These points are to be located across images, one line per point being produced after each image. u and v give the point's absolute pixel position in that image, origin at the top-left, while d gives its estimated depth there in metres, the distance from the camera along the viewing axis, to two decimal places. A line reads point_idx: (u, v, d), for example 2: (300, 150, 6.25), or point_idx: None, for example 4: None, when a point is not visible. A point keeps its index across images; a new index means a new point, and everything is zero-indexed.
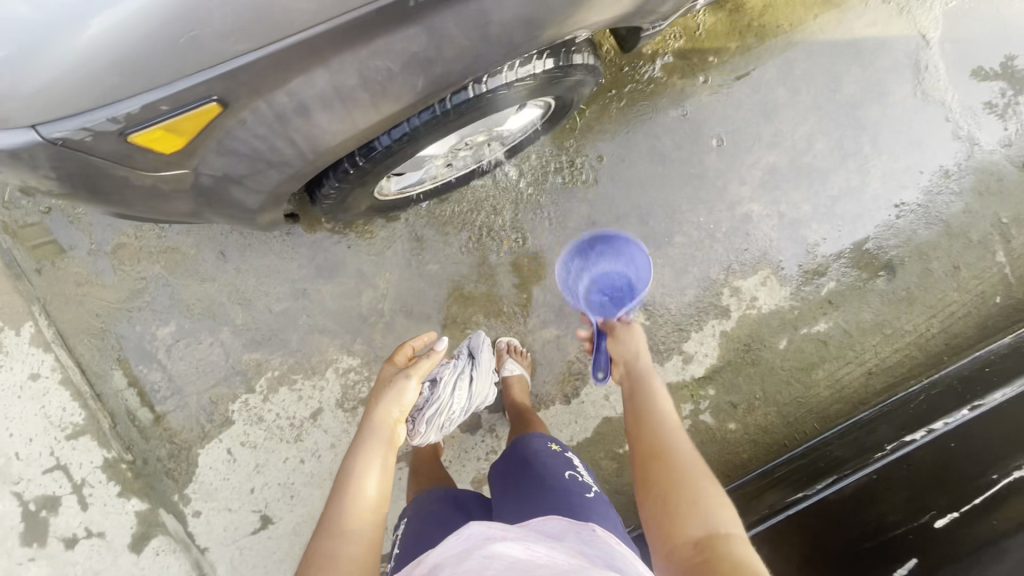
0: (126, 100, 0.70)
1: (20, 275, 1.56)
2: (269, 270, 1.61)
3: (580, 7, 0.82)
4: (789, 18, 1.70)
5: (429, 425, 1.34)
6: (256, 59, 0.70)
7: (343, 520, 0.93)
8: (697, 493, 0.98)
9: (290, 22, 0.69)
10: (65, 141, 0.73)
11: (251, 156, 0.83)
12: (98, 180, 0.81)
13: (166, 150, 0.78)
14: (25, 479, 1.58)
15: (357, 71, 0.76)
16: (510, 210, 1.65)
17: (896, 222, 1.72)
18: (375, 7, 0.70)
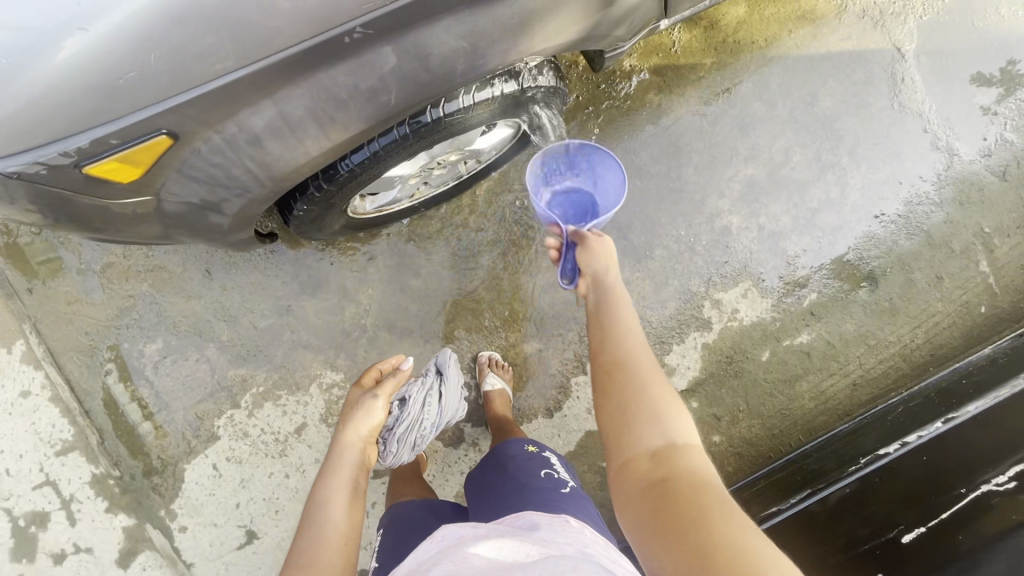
0: (77, 135, 0.72)
1: (11, 294, 1.59)
2: (254, 287, 1.64)
3: (525, 35, 0.84)
4: (764, 34, 1.72)
5: (402, 442, 1.31)
6: (198, 95, 0.73)
7: (314, 551, 0.90)
8: (654, 401, 0.87)
9: (230, 60, 0.71)
10: (20, 174, 0.75)
11: (211, 182, 0.86)
12: (62, 209, 0.84)
13: (124, 179, 0.80)
14: (15, 495, 1.61)
15: (305, 100, 0.79)
16: (492, 225, 1.68)
17: (877, 233, 1.73)
18: (316, 41, 0.73)
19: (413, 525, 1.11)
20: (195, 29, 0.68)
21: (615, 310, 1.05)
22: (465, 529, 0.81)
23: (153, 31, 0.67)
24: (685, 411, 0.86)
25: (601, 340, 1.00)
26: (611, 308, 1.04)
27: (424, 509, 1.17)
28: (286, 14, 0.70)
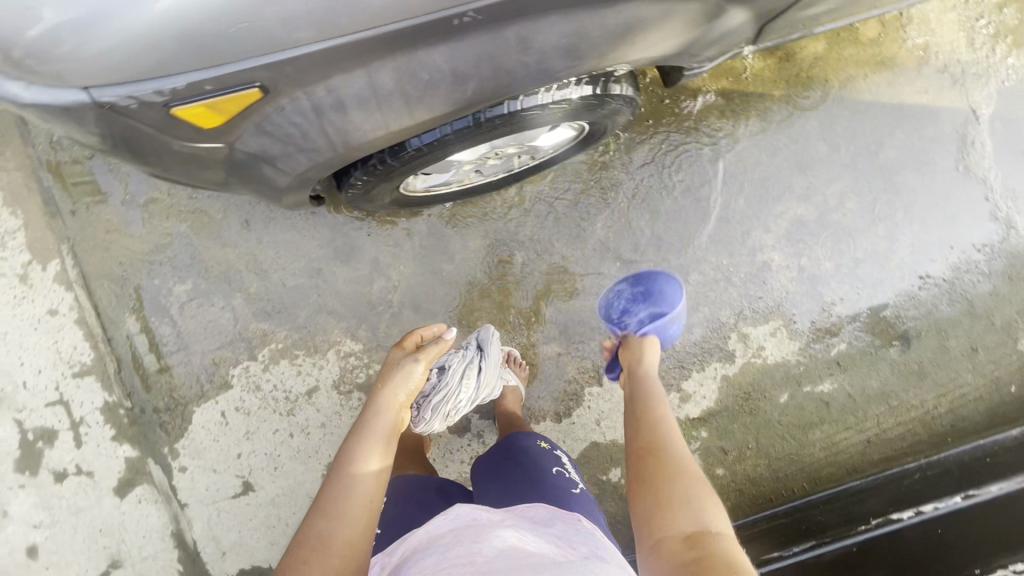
0: (174, 77, 0.72)
1: (54, 213, 1.61)
2: (289, 245, 1.64)
3: (623, 43, 0.83)
4: (838, 74, 1.68)
5: (437, 411, 1.35)
6: (302, 55, 0.72)
7: (339, 505, 0.91)
8: (690, 486, 0.94)
9: (337, 27, 0.70)
10: (113, 105, 0.75)
11: (285, 140, 0.86)
12: (134, 143, 0.84)
13: (206, 126, 0.81)
14: (28, 408, 1.64)
15: (394, 76, 0.78)
16: (532, 222, 1.67)
17: (917, 293, 1.70)
18: (423, 20, 0.72)
19: (413, 501, 1.11)
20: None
21: (652, 406, 1.15)
22: (481, 511, 0.82)
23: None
24: (719, 503, 0.92)
25: (637, 432, 1.09)
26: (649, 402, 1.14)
27: (421, 487, 1.16)
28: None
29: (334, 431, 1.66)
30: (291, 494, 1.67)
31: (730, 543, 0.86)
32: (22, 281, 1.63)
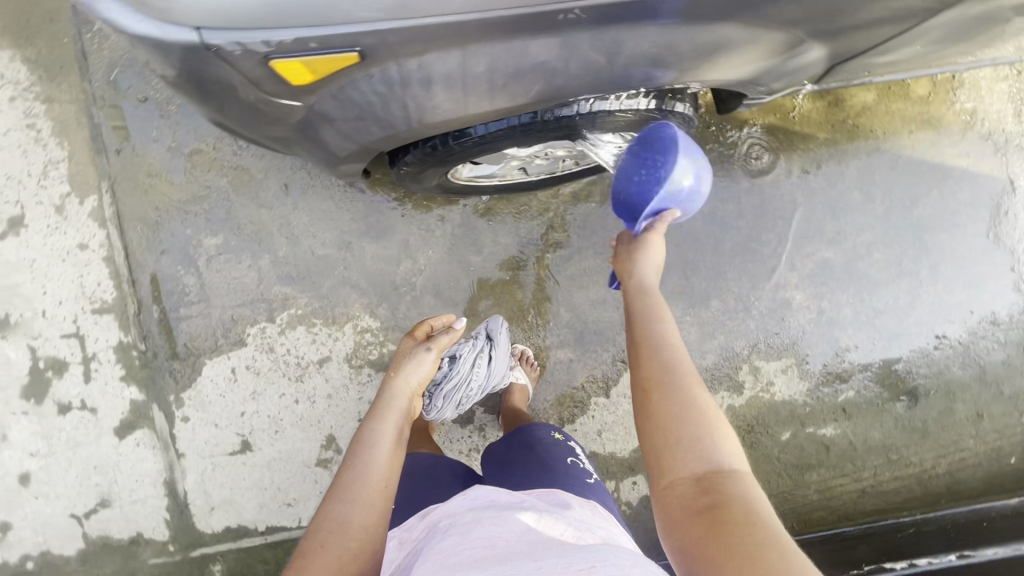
0: (285, 30, 0.70)
1: (100, 150, 1.63)
2: (323, 215, 1.66)
3: (706, 60, 0.83)
4: (884, 126, 1.70)
5: (448, 400, 1.38)
6: (411, 26, 0.70)
7: (355, 490, 0.91)
8: (703, 423, 0.82)
9: (446, 5, 0.68)
10: (219, 50, 0.73)
11: (362, 110, 0.85)
12: (215, 90, 0.84)
13: (293, 82, 0.79)
14: (44, 337, 1.66)
15: (483, 66, 0.77)
16: (563, 227, 1.68)
17: (932, 352, 1.71)
18: (529, 11, 0.69)
19: (424, 480, 1.12)
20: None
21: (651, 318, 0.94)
22: (499, 494, 0.83)
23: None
24: (731, 435, 0.83)
25: (636, 355, 0.92)
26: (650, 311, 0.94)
27: (431, 466, 1.17)
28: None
29: (340, 403, 1.68)
30: (287, 460, 1.68)
31: (746, 479, 0.79)
32: (58, 211, 1.65)
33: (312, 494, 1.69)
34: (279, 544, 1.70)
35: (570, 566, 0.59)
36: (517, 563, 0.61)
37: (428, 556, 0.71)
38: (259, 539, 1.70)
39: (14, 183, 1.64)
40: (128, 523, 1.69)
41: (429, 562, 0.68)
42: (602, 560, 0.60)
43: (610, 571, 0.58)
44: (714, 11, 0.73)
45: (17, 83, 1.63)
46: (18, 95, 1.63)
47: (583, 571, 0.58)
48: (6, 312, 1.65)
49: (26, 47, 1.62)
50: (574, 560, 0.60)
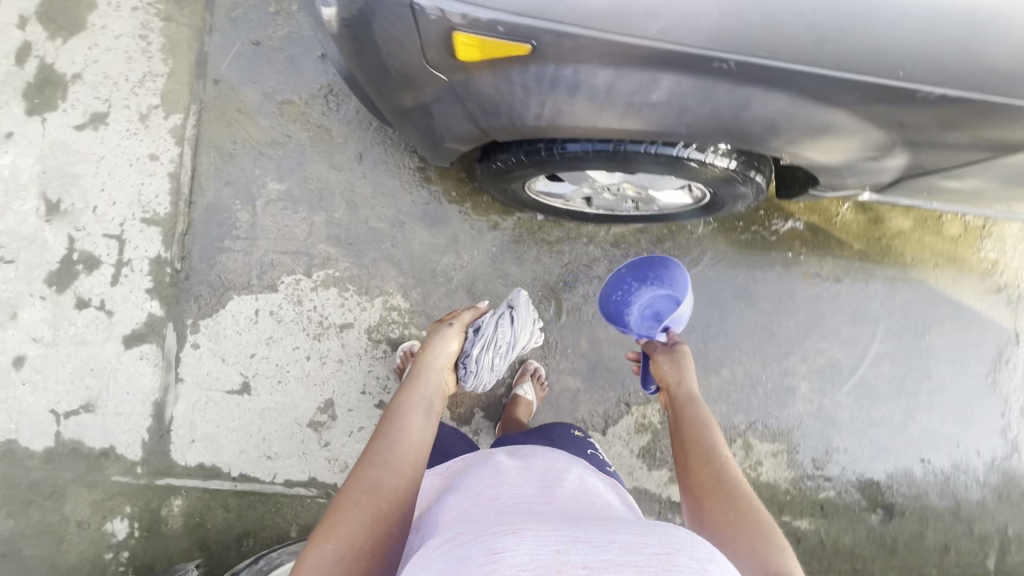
0: (485, 10, 0.77)
1: (200, 76, 1.71)
2: (386, 191, 1.73)
3: (810, 137, 0.94)
4: (914, 253, 1.82)
5: (483, 366, 1.28)
6: (588, 38, 0.78)
7: (386, 453, 0.95)
8: (755, 530, 0.90)
9: (625, 27, 0.76)
10: (422, 12, 0.80)
11: (501, 100, 0.92)
12: (377, 46, 0.92)
13: (458, 57, 0.85)
14: (86, 231, 1.68)
15: (629, 89, 0.85)
16: (603, 264, 1.77)
17: (915, 474, 1.78)
18: (689, 53, 0.78)
19: (438, 453, 1.22)
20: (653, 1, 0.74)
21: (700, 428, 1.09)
22: (547, 478, 0.85)
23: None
24: (783, 538, 0.90)
25: (686, 464, 1.05)
26: (697, 425, 1.09)
27: (444, 442, 1.27)
28: (706, 21, 0.75)
29: (349, 371, 1.70)
30: (281, 413, 1.69)
31: None
32: (140, 119, 1.70)
33: (294, 453, 1.68)
34: (247, 495, 1.67)
35: (648, 547, 0.58)
36: (589, 532, 0.61)
37: (483, 510, 0.73)
38: (228, 484, 1.67)
39: (108, 82, 1.70)
40: (104, 434, 1.67)
41: (487, 514, 0.69)
42: (680, 547, 0.58)
43: (691, 564, 0.56)
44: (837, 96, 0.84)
45: None
46: (141, 7, 1.72)
47: (660, 555, 0.56)
48: (58, 197, 1.68)
49: None
50: (650, 541, 0.58)
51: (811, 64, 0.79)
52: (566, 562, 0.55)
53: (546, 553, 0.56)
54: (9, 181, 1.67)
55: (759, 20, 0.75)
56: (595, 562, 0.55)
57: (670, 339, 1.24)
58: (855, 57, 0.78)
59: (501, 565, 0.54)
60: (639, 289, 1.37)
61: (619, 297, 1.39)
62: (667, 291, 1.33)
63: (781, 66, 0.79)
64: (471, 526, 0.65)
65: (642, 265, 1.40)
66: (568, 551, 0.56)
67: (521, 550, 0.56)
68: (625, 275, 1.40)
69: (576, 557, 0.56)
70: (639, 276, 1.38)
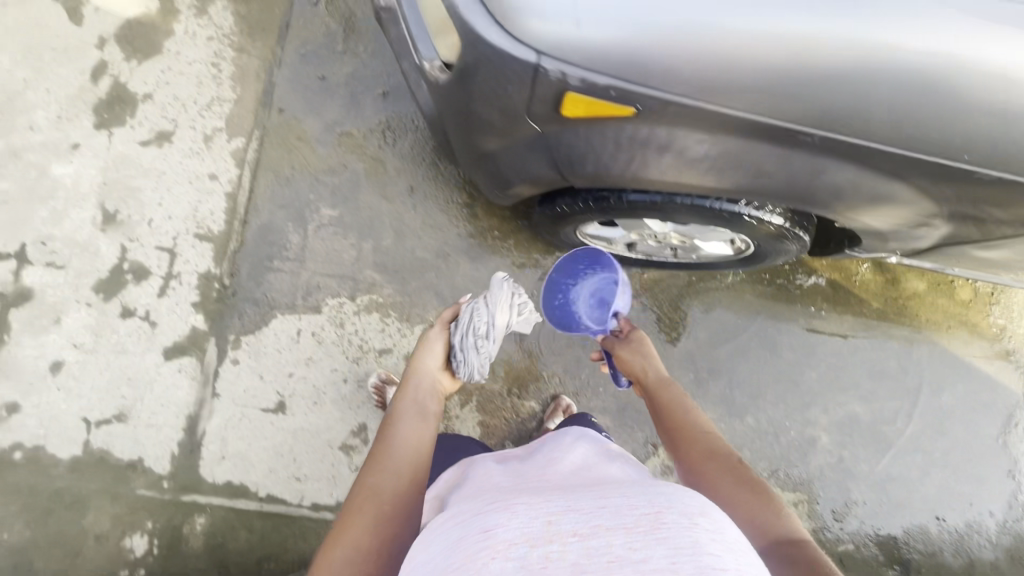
0: (604, 76, 0.86)
1: (266, 104, 1.80)
2: (434, 223, 1.80)
3: (866, 204, 1.04)
4: (928, 314, 1.92)
5: (470, 349, 1.22)
6: (691, 106, 0.87)
7: (385, 459, 0.96)
8: (753, 499, 0.88)
9: (726, 100, 0.86)
10: (545, 73, 0.87)
11: (591, 153, 1.00)
12: (481, 97, 1.00)
13: (562, 111, 0.93)
14: (140, 242, 1.72)
15: (715, 152, 0.94)
16: (636, 306, 1.84)
17: (930, 531, 1.82)
18: (778, 125, 0.88)
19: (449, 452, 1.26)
20: (762, 79, 0.83)
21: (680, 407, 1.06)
22: (551, 456, 0.90)
23: (741, 64, 0.82)
24: (781, 499, 0.89)
25: (674, 447, 1.01)
26: (673, 406, 1.06)
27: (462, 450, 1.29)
28: (803, 103, 0.85)
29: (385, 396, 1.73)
30: (313, 434, 1.70)
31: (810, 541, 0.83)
32: (204, 140, 1.78)
33: (323, 475, 1.68)
34: (272, 516, 1.66)
35: (636, 508, 0.62)
36: (581, 500, 0.67)
37: (487, 489, 0.79)
38: (254, 504, 1.66)
39: (177, 103, 1.78)
40: (134, 446, 1.66)
41: (491, 492, 0.76)
42: (668, 505, 0.63)
43: (679, 519, 0.60)
44: (900, 170, 0.94)
45: (220, 28, 1.83)
46: (216, 37, 1.82)
47: (649, 514, 0.61)
48: (116, 208, 1.73)
49: (241, 4, 1.85)
50: (639, 503, 0.63)
51: (886, 144, 0.89)
52: (556, 531, 0.60)
53: (539, 525, 0.62)
54: (69, 190, 1.72)
55: (851, 103, 0.85)
56: (584, 529, 0.60)
57: (625, 329, 1.22)
58: (926, 143, 0.89)
59: (494, 540, 0.60)
60: (576, 286, 1.36)
61: (561, 301, 1.36)
62: (605, 274, 1.34)
63: (859, 143, 0.90)
64: (472, 506, 0.71)
65: (571, 259, 1.37)
66: (559, 521, 0.62)
67: (514, 525, 0.62)
68: (557, 278, 1.38)
69: (567, 526, 0.61)
70: (568, 273, 1.37)
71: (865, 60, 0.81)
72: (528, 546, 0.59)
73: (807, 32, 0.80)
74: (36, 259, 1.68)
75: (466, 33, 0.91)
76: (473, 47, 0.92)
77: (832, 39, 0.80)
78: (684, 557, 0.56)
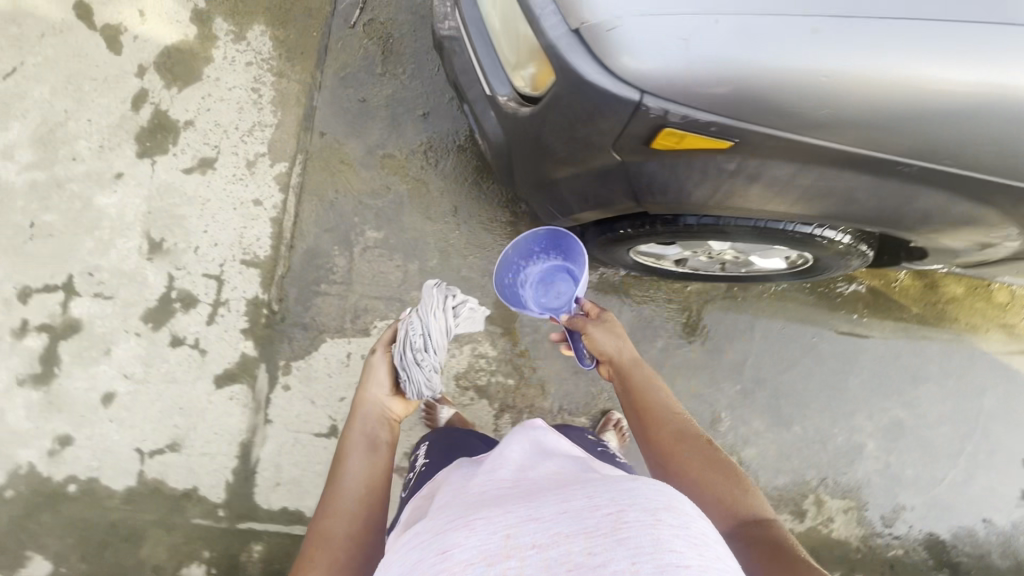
0: (706, 114, 0.88)
1: (308, 128, 1.80)
2: (478, 242, 1.80)
3: (943, 223, 1.05)
4: (968, 318, 1.94)
5: (412, 365, 1.20)
6: (791, 141, 0.89)
7: (334, 502, 1.01)
8: (717, 476, 0.94)
9: (828, 135, 0.88)
10: (645, 111, 0.89)
11: (675, 182, 1.02)
12: (566, 131, 1.01)
13: (652, 144, 0.95)
14: (187, 270, 1.72)
15: (803, 180, 0.96)
16: (681, 319, 1.86)
17: (977, 533, 1.84)
18: (874, 157, 0.90)
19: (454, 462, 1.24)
20: (869, 116, 0.85)
21: (649, 389, 1.09)
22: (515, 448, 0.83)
23: (849, 102, 0.84)
24: (747, 475, 0.95)
25: (643, 427, 1.05)
26: (644, 389, 1.09)
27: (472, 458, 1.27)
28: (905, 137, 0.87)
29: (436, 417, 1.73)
30: None
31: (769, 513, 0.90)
32: (247, 166, 1.78)
33: None
34: None
35: (598, 510, 0.56)
36: (541, 503, 0.61)
37: (456, 494, 0.75)
38: None
39: (219, 130, 1.78)
40: (188, 474, 1.65)
41: (457, 500, 0.71)
42: (631, 501, 0.56)
43: (642, 518, 0.54)
44: (987, 194, 0.95)
45: (259, 53, 1.83)
46: (254, 62, 1.82)
47: (611, 515, 0.55)
48: (161, 237, 1.73)
49: (278, 28, 1.84)
50: (602, 502, 0.57)
51: (984, 173, 0.91)
52: (514, 545, 0.56)
53: (496, 541, 0.57)
54: (114, 220, 1.73)
55: (955, 138, 0.86)
56: (542, 538, 0.55)
57: (592, 312, 1.22)
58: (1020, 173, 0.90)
59: (450, 563, 0.56)
60: (528, 267, 1.42)
61: (511, 280, 1.40)
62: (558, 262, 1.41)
63: (955, 173, 0.91)
64: (434, 521, 0.66)
65: (532, 238, 1.36)
66: (517, 534, 0.57)
67: (471, 544, 0.57)
68: (513, 259, 1.38)
69: (525, 538, 0.56)
70: (523, 254, 1.39)
71: (970, 96, 0.82)
72: (484, 566, 0.55)
73: (915, 72, 0.82)
74: (84, 290, 1.69)
75: (569, 74, 0.92)
76: (568, 85, 0.93)
77: (938, 78, 0.82)
78: (646, 561, 0.50)
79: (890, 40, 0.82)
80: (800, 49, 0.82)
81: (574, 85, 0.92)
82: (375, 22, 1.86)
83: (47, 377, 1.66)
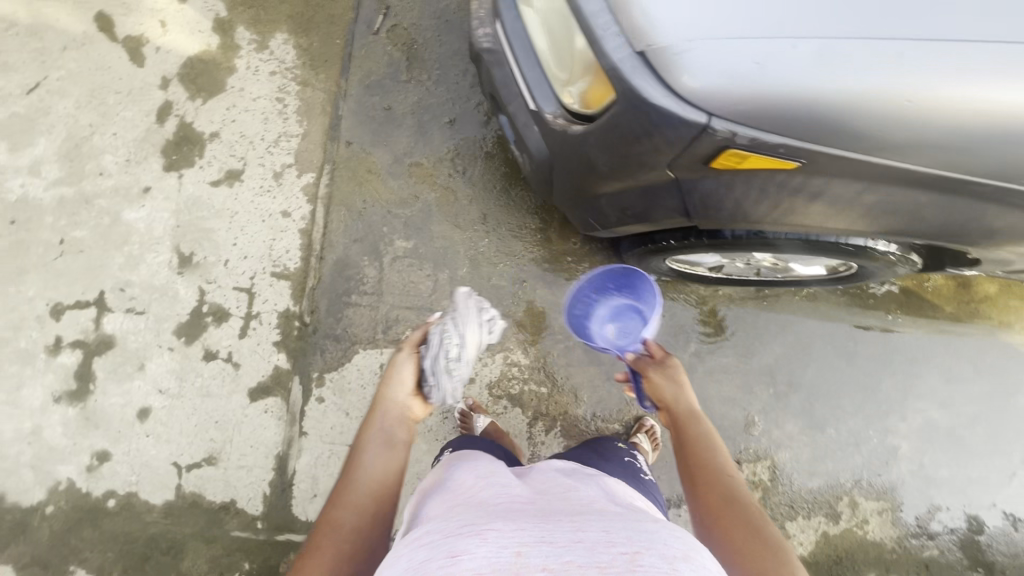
0: (774, 136, 0.87)
1: (334, 137, 1.78)
2: (508, 249, 1.77)
3: (1002, 234, 1.04)
4: (1002, 317, 1.92)
5: (443, 372, 1.10)
6: (859, 160, 0.89)
7: (345, 494, 0.89)
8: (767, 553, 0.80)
9: (897, 155, 0.87)
10: (712, 133, 0.87)
11: (732, 199, 1.01)
12: (622, 151, 0.99)
13: (713, 163, 0.93)
14: (217, 284, 1.71)
15: (864, 196, 0.95)
16: (712, 323, 1.85)
17: (1014, 533, 1.83)
18: (941, 175, 0.89)
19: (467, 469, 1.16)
20: (944, 138, 0.84)
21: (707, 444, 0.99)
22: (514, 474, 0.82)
23: (923, 124, 0.83)
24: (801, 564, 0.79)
25: (693, 478, 0.94)
26: (701, 438, 0.99)
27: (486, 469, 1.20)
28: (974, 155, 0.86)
29: None
30: None
31: None
32: (274, 177, 1.76)
33: None
34: None
35: (614, 547, 0.56)
36: (556, 526, 0.59)
37: (456, 501, 0.73)
38: None
39: (245, 141, 1.77)
40: (225, 488, 1.65)
41: (461, 507, 0.69)
42: (648, 545, 0.56)
43: (657, 563, 0.54)
44: None
45: (282, 62, 1.81)
46: (278, 71, 1.80)
47: (626, 555, 0.55)
48: (191, 250, 1.72)
49: (302, 37, 1.83)
50: (618, 540, 0.56)
51: None
52: (524, 564, 0.54)
53: (506, 557, 0.54)
54: (143, 234, 1.72)
55: None
56: (555, 563, 0.54)
57: (658, 354, 1.16)
58: None
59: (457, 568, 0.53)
60: (598, 303, 1.44)
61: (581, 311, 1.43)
62: (629, 300, 1.42)
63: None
64: (440, 520, 0.63)
65: (609, 274, 1.40)
66: (528, 554, 0.55)
67: (481, 554, 0.54)
68: (586, 291, 1.43)
69: (536, 559, 0.54)
70: (596, 288, 1.42)
71: None
72: None
73: (991, 94, 0.81)
74: (116, 306, 1.70)
75: (631, 95, 0.90)
76: (630, 106, 0.91)
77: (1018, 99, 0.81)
78: None
79: (971, 62, 0.81)
80: (876, 71, 0.81)
81: (636, 107, 0.90)
82: (399, 29, 1.84)
83: (83, 394, 1.67)
